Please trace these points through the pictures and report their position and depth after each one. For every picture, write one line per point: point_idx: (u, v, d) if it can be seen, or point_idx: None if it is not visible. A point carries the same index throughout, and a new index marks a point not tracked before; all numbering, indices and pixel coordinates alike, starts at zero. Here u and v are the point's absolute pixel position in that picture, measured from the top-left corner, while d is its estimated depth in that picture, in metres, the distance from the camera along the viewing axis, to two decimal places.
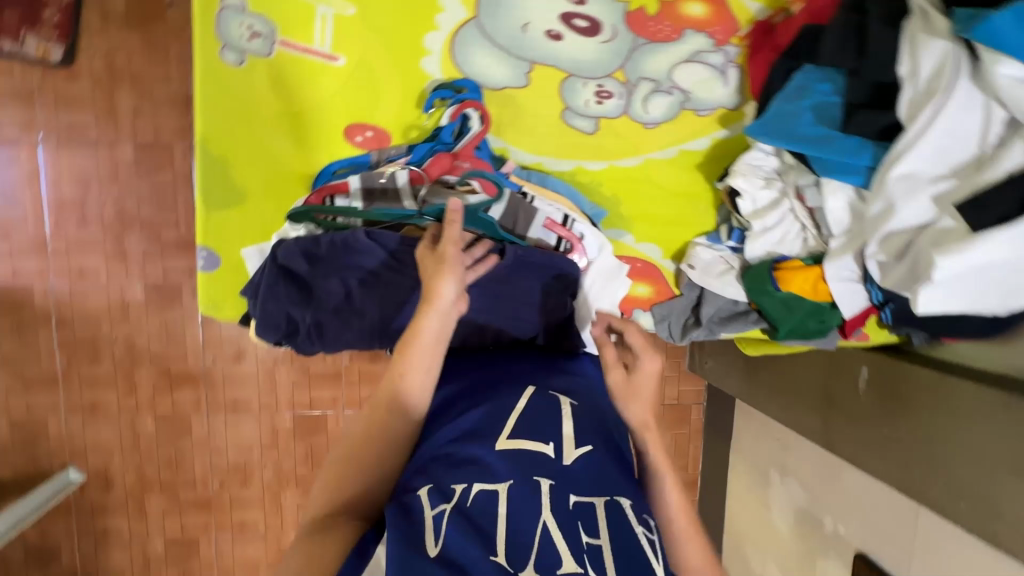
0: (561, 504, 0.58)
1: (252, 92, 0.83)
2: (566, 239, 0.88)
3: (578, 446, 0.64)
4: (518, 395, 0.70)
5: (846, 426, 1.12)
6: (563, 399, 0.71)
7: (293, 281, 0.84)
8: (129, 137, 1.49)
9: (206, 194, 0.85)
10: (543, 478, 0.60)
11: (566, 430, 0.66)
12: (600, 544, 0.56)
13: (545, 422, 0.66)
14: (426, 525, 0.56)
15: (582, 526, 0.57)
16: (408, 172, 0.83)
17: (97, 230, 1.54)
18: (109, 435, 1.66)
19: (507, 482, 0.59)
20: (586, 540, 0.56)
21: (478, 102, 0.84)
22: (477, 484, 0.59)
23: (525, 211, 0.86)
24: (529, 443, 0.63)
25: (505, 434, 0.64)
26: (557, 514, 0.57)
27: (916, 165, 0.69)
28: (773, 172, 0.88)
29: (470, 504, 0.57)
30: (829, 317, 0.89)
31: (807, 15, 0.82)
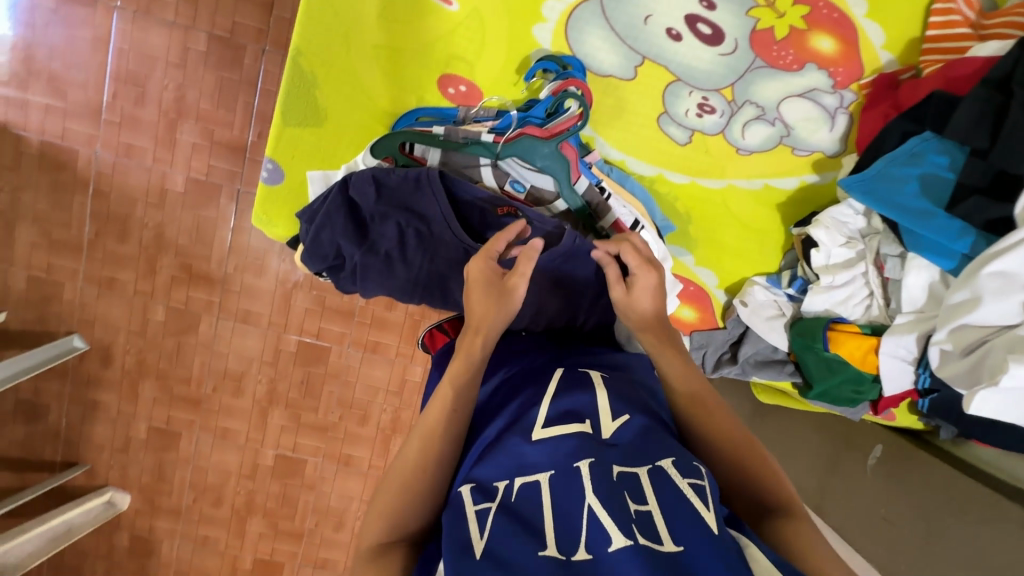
0: (603, 479, 0.56)
1: (357, 15, 0.80)
2: None
3: (616, 418, 0.63)
4: (550, 377, 0.70)
5: (841, 494, 1.09)
6: (594, 374, 0.70)
7: (353, 215, 0.82)
8: (206, 27, 1.47)
9: (287, 107, 0.83)
10: (583, 460, 0.58)
11: (602, 404, 0.65)
12: (650, 510, 0.54)
13: (583, 401, 0.65)
14: (471, 519, 0.56)
15: (628, 494, 0.55)
16: (494, 136, 0.79)
17: (153, 112, 1.53)
18: (118, 314, 1.68)
19: (548, 471, 0.58)
20: (635, 509, 0.54)
21: (582, 81, 0.80)
22: (518, 479, 0.59)
23: (600, 205, 0.83)
24: (560, 429, 0.62)
25: (539, 423, 0.63)
26: (598, 490, 0.55)
27: (1017, 266, 0.66)
28: (857, 233, 0.85)
29: (515, 500, 0.57)
30: (867, 389, 0.87)
31: (943, 82, 0.76)
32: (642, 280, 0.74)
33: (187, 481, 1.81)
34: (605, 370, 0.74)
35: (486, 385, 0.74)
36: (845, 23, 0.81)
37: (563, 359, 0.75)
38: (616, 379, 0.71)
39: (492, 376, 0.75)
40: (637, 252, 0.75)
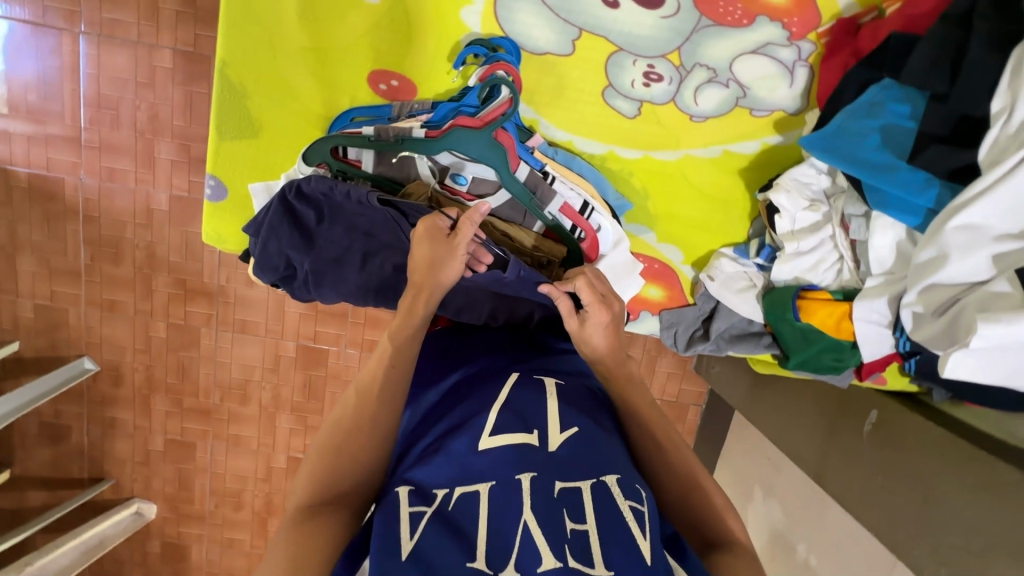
0: (544, 494, 0.57)
1: (278, 19, 0.77)
2: (582, 229, 0.83)
3: (564, 430, 0.64)
4: (502, 384, 0.69)
5: (841, 465, 1.07)
6: (548, 379, 0.70)
7: (298, 225, 0.80)
8: (169, 43, 1.46)
9: (221, 121, 0.82)
10: (525, 472, 0.59)
11: (552, 412, 0.65)
12: (586, 530, 0.56)
13: (532, 406, 0.65)
14: (402, 520, 0.55)
15: (567, 512, 0.57)
16: (425, 131, 0.76)
17: (129, 134, 1.54)
18: (123, 334, 1.73)
19: (489, 482, 0.58)
20: (571, 528, 0.56)
21: (512, 66, 0.78)
22: (459, 487, 0.58)
23: (544, 191, 0.81)
24: (507, 438, 0.61)
25: (489, 429, 0.62)
26: (537, 509, 0.56)
27: (984, 218, 0.61)
28: (821, 192, 0.81)
29: (453, 509, 0.57)
30: (847, 356, 0.83)
31: (903, 22, 0.71)
32: (594, 316, 0.72)
33: (207, 487, 1.88)
34: (561, 375, 0.74)
35: (435, 388, 0.72)
36: None
37: (515, 363, 0.74)
38: (571, 388, 0.71)
39: (441, 379, 0.73)
40: (592, 288, 0.72)
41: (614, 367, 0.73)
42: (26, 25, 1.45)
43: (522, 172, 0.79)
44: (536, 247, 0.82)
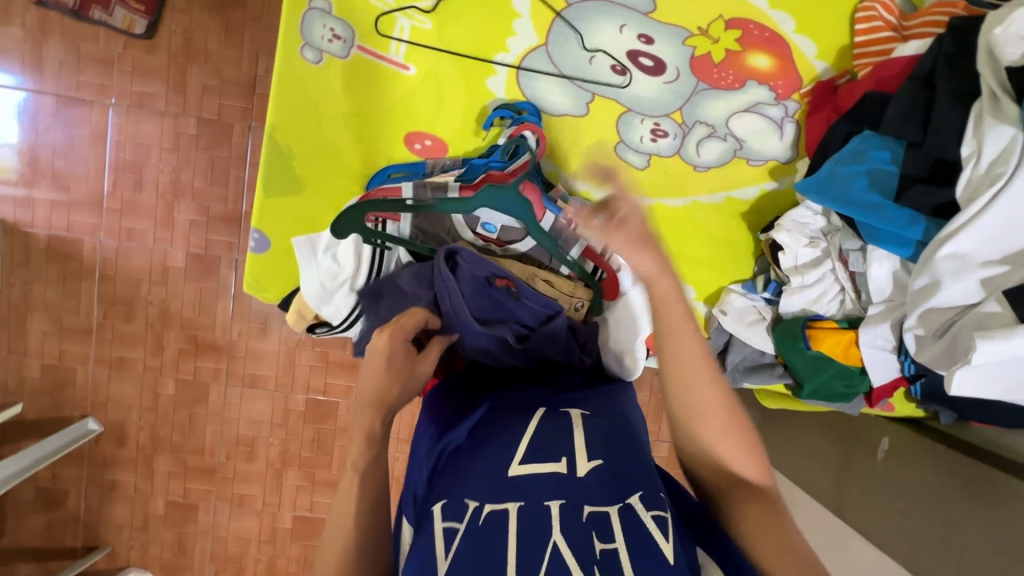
0: (573, 519, 0.60)
1: (325, 91, 0.87)
2: (603, 269, 0.90)
3: (590, 460, 0.66)
4: (530, 416, 0.72)
5: (859, 495, 1.09)
6: (574, 413, 0.73)
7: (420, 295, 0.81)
8: (194, 111, 1.56)
9: (266, 177, 0.88)
10: (554, 499, 0.62)
11: (578, 443, 0.68)
12: (615, 549, 0.58)
13: (556, 440, 0.68)
14: (438, 537, 0.60)
15: (595, 534, 0.59)
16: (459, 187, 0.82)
17: (151, 196, 1.61)
18: (130, 392, 1.72)
19: (517, 502, 0.62)
20: (601, 548, 0.58)
21: (536, 126, 0.87)
22: (488, 506, 0.62)
23: (567, 237, 0.88)
24: (537, 468, 0.65)
25: (517, 459, 0.66)
26: (567, 532, 0.59)
27: (967, 247, 0.69)
28: (818, 231, 0.89)
29: (483, 524, 0.60)
30: (856, 382, 0.89)
31: (875, 82, 0.83)
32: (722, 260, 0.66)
33: (208, 552, 1.80)
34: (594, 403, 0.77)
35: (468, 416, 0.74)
36: (778, 40, 0.88)
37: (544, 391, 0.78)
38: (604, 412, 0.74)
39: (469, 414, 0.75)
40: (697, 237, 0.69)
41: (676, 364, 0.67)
42: (58, 98, 1.54)
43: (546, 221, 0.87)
44: (573, 292, 0.91)
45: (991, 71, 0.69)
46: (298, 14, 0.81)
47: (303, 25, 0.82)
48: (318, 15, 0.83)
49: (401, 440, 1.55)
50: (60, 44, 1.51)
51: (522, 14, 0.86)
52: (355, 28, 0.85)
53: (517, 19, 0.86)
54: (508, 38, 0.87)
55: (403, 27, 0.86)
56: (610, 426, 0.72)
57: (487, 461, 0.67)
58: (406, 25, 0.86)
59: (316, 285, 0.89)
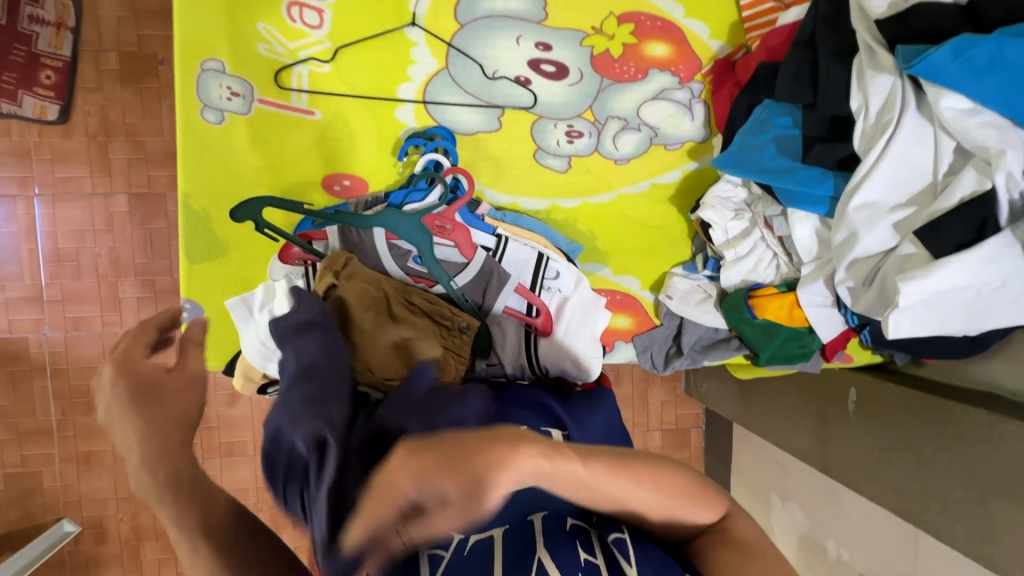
0: (556, 530, 0.61)
1: (233, 150, 0.86)
2: (537, 305, 0.89)
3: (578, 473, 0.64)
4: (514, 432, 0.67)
5: (840, 449, 1.10)
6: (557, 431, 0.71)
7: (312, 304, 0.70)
8: (123, 189, 1.52)
9: (189, 246, 0.86)
10: (536, 512, 0.62)
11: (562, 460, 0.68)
12: (596, 564, 0.59)
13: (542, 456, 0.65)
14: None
15: (579, 544, 0.60)
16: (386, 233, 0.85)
17: (91, 281, 1.55)
18: (103, 485, 1.63)
19: (502, 526, 0.60)
20: (584, 559, 0.59)
21: (467, 170, 0.89)
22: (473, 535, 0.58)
23: (499, 273, 0.87)
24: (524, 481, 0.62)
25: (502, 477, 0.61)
26: (551, 546, 0.59)
27: (874, 195, 0.71)
28: (742, 203, 0.91)
29: (470, 553, 0.56)
30: (808, 342, 0.90)
31: (766, 53, 0.85)
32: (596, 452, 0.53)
33: None
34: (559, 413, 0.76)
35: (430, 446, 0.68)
36: (671, 28, 0.91)
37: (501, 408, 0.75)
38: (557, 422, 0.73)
39: None
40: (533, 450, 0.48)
41: (564, 460, 0.50)
42: None
43: (473, 268, 0.87)
44: (456, 313, 0.79)
45: (864, 25, 0.72)
46: (193, 76, 0.82)
47: (199, 87, 0.82)
48: (212, 76, 0.82)
49: None
50: None
51: (419, 42, 0.88)
52: (252, 83, 0.85)
53: (414, 48, 0.88)
54: (409, 66, 0.89)
55: (301, 72, 0.87)
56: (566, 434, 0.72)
57: None
58: (304, 70, 0.87)
59: (257, 344, 0.86)
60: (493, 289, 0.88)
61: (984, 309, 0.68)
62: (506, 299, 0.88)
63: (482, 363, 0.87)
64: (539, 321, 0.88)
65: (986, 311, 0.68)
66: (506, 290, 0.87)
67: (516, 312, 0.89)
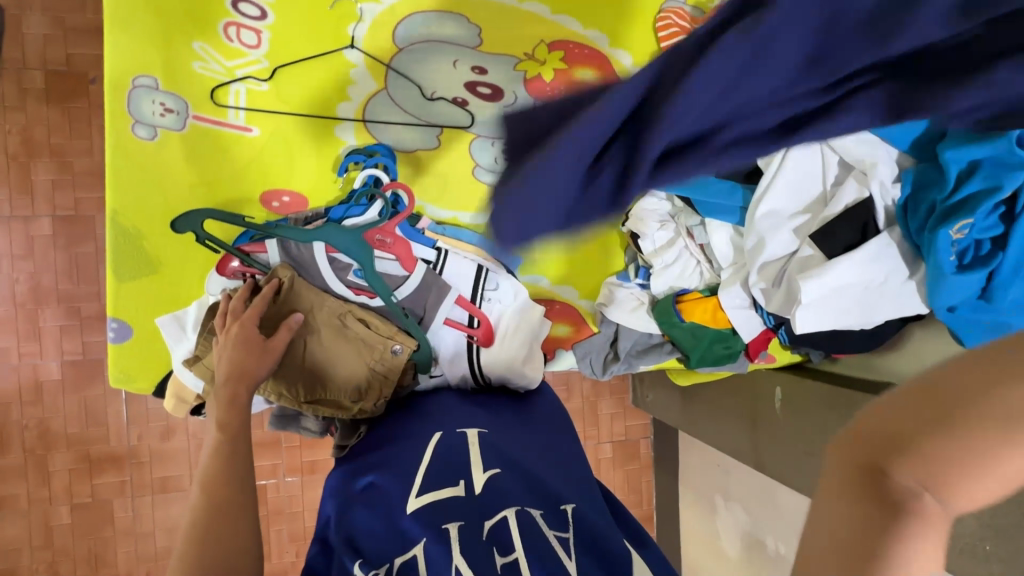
0: (474, 538, 0.62)
1: (165, 166, 0.85)
2: (477, 316, 0.92)
3: (485, 471, 0.71)
4: (423, 445, 0.75)
5: (771, 444, 1.18)
6: (468, 432, 0.78)
7: (241, 346, 0.75)
8: (47, 211, 1.40)
9: (115, 264, 0.84)
10: (451, 522, 0.63)
11: (471, 462, 0.73)
12: (516, 559, 0.60)
13: (451, 464, 0.72)
14: None
15: (497, 548, 0.61)
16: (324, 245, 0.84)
17: (6, 309, 1.39)
18: (15, 533, 1.43)
19: (421, 541, 0.60)
20: (502, 562, 0.60)
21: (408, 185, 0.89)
22: (399, 557, 0.60)
23: (438, 284, 0.90)
24: (435, 493, 0.67)
25: (414, 493, 0.67)
26: (468, 553, 0.60)
27: (776, 205, 0.79)
28: (667, 215, 0.96)
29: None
30: (733, 342, 0.97)
31: None
32: None
33: None
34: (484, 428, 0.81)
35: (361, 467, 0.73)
36: (598, 56, 1.01)
37: (435, 423, 0.81)
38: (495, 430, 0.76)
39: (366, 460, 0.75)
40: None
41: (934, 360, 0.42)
42: None
43: (410, 287, 0.89)
44: (390, 335, 0.85)
45: None
46: (123, 94, 0.81)
47: (130, 103, 0.81)
48: (144, 92, 0.82)
49: None
50: None
51: (357, 64, 0.91)
52: (187, 99, 0.84)
53: (353, 69, 0.91)
54: (348, 87, 0.91)
55: (237, 90, 0.87)
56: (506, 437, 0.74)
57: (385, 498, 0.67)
58: (241, 88, 0.87)
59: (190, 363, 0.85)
60: (433, 302, 0.90)
61: (872, 303, 0.76)
62: (445, 312, 0.91)
63: (425, 376, 0.92)
64: (478, 333, 0.91)
65: (875, 305, 0.77)
66: (445, 302, 0.90)
67: (457, 324, 0.92)
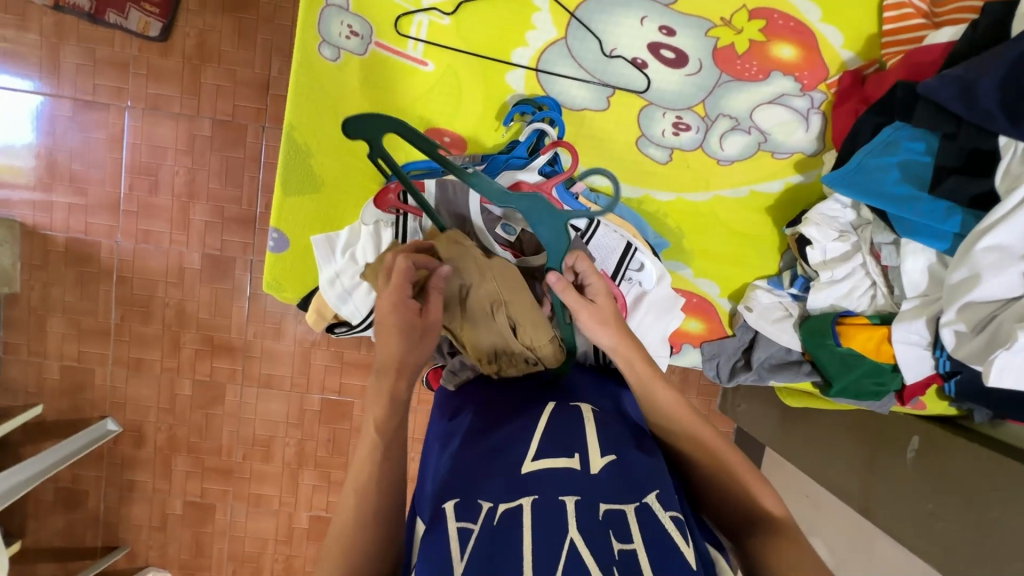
0: (589, 516, 0.58)
1: (342, 89, 0.87)
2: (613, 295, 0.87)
3: (603, 455, 0.65)
4: (538, 412, 0.71)
5: (887, 495, 1.04)
6: (584, 407, 0.72)
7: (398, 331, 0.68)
8: (209, 113, 1.50)
9: (284, 179, 0.88)
10: (568, 495, 0.60)
11: (591, 440, 0.67)
12: (634, 549, 0.55)
13: (568, 435, 0.67)
14: (450, 535, 0.58)
15: (613, 533, 0.56)
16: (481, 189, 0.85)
17: (166, 198, 1.53)
18: (148, 393, 1.62)
19: (531, 496, 0.60)
20: (618, 548, 0.55)
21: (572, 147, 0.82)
22: (502, 505, 0.60)
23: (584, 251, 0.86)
24: (549, 463, 0.63)
25: (529, 456, 0.65)
26: (583, 527, 0.56)
27: (1005, 240, 0.67)
28: (848, 225, 0.87)
29: (498, 522, 0.58)
30: (889, 380, 0.86)
31: (906, 72, 0.80)
32: None
33: (225, 553, 1.67)
34: (597, 403, 0.75)
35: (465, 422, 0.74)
36: (803, 30, 0.86)
37: (546, 392, 0.77)
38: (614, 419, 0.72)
39: (472, 417, 0.74)
40: None
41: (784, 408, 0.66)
42: (75, 101, 1.48)
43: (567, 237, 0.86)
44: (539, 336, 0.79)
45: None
46: (315, 12, 0.81)
47: (320, 23, 0.82)
48: (335, 12, 0.82)
49: (413, 439, 1.49)
50: (76, 48, 1.45)
51: (542, 8, 0.85)
52: (372, 25, 0.84)
53: (536, 13, 0.85)
54: (528, 31, 0.87)
55: (420, 22, 0.85)
56: (623, 427, 0.71)
57: (501, 455, 0.66)
58: (423, 20, 0.85)
59: (335, 286, 0.88)
60: None
61: None
62: None
63: None
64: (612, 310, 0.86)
65: None
66: None
67: None
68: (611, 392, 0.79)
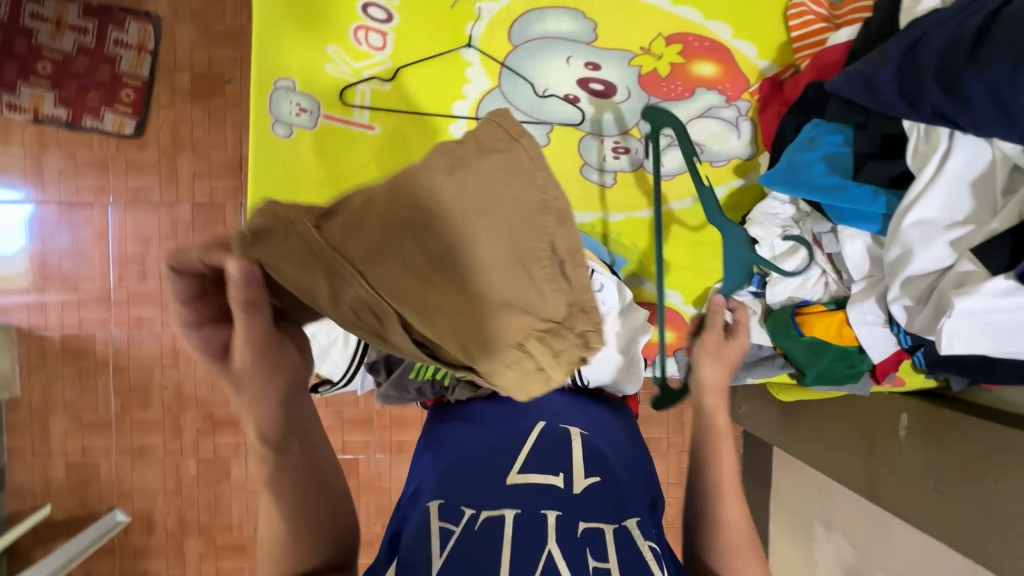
0: (568, 532, 0.59)
1: (298, 161, 0.90)
2: None
3: (588, 476, 0.67)
4: (529, 429, 0.73)
5: (891, 477, 1.04)
6: (573, 431, 0.74)
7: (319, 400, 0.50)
8: (187, 198, 1.56)
9: None
10: (550, 508, 0.62)
11: (576, 460, 0.69)
12: (608, 568, 0.57)
13: (554, 455, 0.69)
14: (433, 533, 0.59)
15: (590, 551, 0.58)
16: None
17: (154, 283, 1.58)
18: (154, 478, 1.62)
19: (514, 508, 0.61)
20: (593, 565, 0.57)
21: None
22: (484, 513, 0.61)
23: None
24: (533, 477, 0.65)
25: (516, 468, 0.67)
26: (562, 542, 0.58)
27: (928, 214, 0.71)
28: (789, 219, 0.91)
29: (479, 529, 0.59)
30: (859, 361, 0.88)
31: (816, 73, 0.85)
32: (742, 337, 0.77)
33: None
34: (589, 428, 0.77)
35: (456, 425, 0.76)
36: (719, 48, 0.94)
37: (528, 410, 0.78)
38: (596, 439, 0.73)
39: (463, 425, 0.77)
40: None
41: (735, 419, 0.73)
42: (60, 205, 1.55)
43: None
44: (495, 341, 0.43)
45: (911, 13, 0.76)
46: (266, 94, 0.88)
47: (271, 104, 0.88)
48: (283, 94, 0.89)
49: None
50: (58, 155, 1.53)
51: (474, 62, 0.93)
52: (319, 100, 0.91)
53: (470, 67, 0.94)
54: (464, 85, 0.94)
55: (363, 91, 0.93)
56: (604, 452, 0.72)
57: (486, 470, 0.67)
58: (366, 89, 0.93)
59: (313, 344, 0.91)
60: None
61: None
62: None
63: None
64: None
65: None
66: None
67: None
68: (591, 414, 0.81)
